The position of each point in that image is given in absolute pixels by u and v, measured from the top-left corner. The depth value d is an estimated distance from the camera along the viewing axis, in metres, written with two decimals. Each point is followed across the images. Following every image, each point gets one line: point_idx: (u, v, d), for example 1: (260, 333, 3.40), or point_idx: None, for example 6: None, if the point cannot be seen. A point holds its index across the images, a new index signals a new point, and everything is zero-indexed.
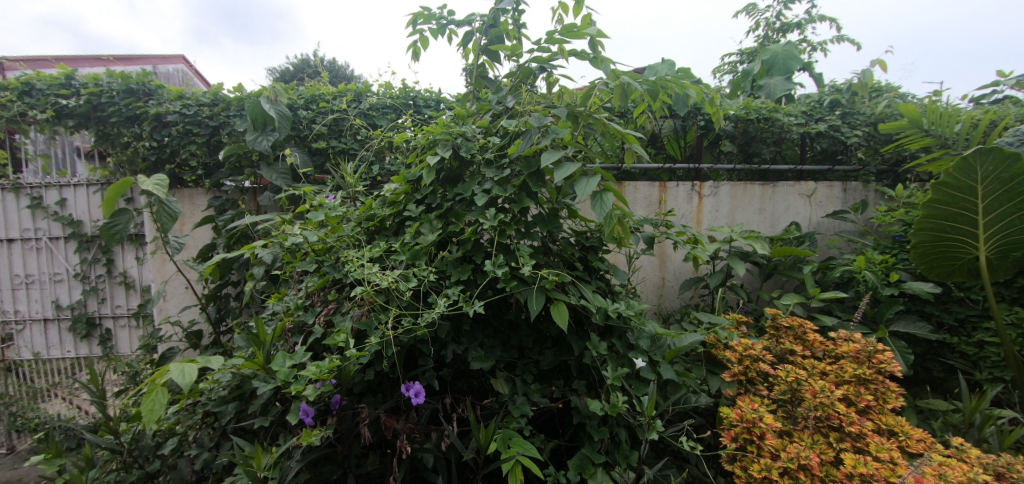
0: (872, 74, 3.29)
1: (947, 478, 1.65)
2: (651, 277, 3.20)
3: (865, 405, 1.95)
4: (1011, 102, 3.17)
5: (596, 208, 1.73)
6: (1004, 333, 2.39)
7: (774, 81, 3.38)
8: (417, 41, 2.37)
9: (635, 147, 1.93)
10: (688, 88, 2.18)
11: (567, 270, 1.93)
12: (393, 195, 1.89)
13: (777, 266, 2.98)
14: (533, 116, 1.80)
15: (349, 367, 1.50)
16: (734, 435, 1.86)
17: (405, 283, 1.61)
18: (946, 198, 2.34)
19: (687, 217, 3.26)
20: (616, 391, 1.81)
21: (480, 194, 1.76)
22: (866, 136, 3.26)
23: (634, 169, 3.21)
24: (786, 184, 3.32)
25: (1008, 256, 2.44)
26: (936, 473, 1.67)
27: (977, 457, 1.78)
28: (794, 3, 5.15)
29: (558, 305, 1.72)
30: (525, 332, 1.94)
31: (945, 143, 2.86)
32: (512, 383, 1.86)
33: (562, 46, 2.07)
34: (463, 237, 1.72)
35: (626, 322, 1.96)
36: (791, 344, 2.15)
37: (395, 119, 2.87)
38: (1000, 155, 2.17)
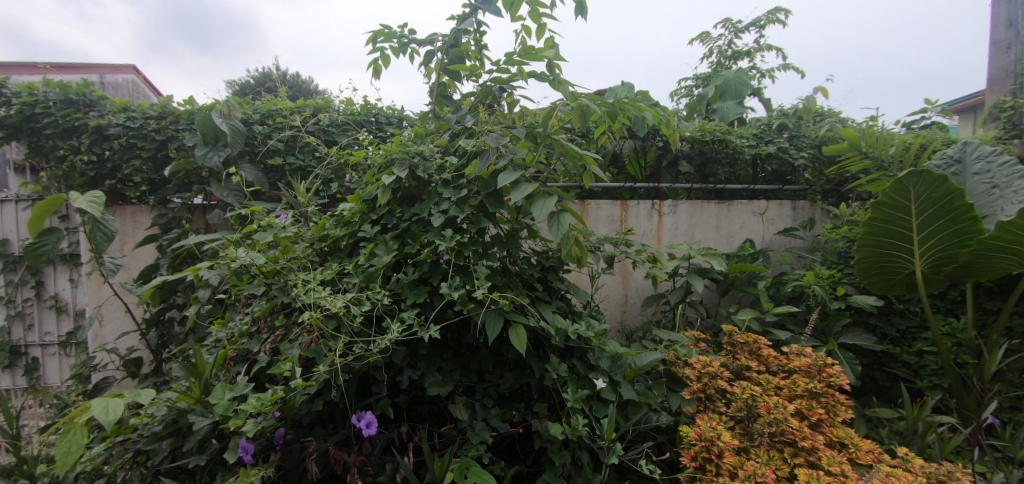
0: (816, 101, 3.47)
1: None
2: (614, 295, 3.22)
3: (817, 419, 1.99)
4: (937, 128, 3.40)
5: (553, 229, 1.70)
6: (941, 343, 2.51)
7: (726, 105, 3.52)
8: (377, 59, 2.33)
9: (593, 168, 1.94)
10: (644, 110, 2.22)
11: (526, 291, 1.91)
12: (347, 214, 1.83)
13: (733, 283, 3.06)
14: (490, 135, 1.78)
15: (294, 399, 1.41)
16: (694, 455, 1.85)
17: (357, 308, 1.53)
18: (884, 217, 2.46)
19: (647, 235, 3.31)
20: (576, 414, 1.78)
21: (436, 214, 1.72)
22: (811, 158, 3.43)
23: (596, 188, 3.23)
24: (740, 203, 3.43)
25: (942, 272, 2.57)
26: None
27: (922, 466, 1.82)
28: (743, 33, 5.43)
29: (516, 328, 1.68)
30: (485, 354, 1.90)
31: (882, 166, 3.03)
32: (471, 409, 1.81)
33: (521, 67, 2.08)
34: (419, 259, 1.67)
35: (587, 342, 1.95)
36: (747, 359, 2.19)
37: (354, 135, 2.82)
38: (930, 177, 2.28)
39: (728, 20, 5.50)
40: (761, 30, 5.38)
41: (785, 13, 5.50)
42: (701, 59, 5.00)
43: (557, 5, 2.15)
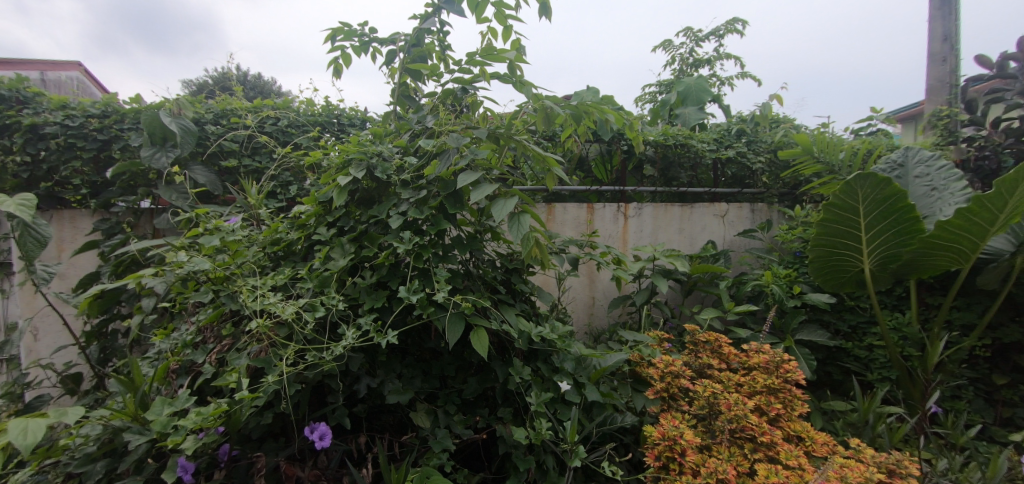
0: (772, 107, 3.58)
1: (847, 480, 1.72)
2: (581, 297, 3.22)
3: (775, 414, 2.03)
4: (882, 134, 3.56)
5: (513, 231, 1.67)
6: (888, 337, 2.61)
7: (688, 110, 3.59)
8: (338, 58, 2.26)
9: (555, 171, 1.92)
10: (607, 113, 2.23)
11: (489, 294, 1.88)
12: (301, 217, 1.75)
13: (696, 283, 3.11)
14: (450, 136, 1.74)
15: (240, 412, 1.33)
16: (657, 454, 1.85)
17: (309, 314, 1.46)
18: (835, 218, 2.54)
19: (613, 238, 3.32)
20: (540, 417, 1.76)
21: (395, 216, 1.66)
22: (768, 162, 3.54)
23: (562, 191, 3.23)
24: (702, 205, 3.49)
25: (888, 270, 2.67)
26: (838, 477, 1.75)
27: (872, 456, 1.88)
28: (704, 42, 5.58)
29: (478, 332, 1.64)
30: (447, 359, 1.86)
31: (834, 169, 3.15)
32: (433, 416, 1.76)
33: (484, 68, 2.05)
34: (377, 262, 1.60)
35: (552, 345, 1.94)
36: (709, 358, 2.22)
37: (315, 137, 2.73)
38: (877, 179, 2.37)
39: (689, 29, 5.64)
40: (721, 40, 5.55)
41: (742, 24, 5.69)
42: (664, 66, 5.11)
43: (521, 7, 2.13)
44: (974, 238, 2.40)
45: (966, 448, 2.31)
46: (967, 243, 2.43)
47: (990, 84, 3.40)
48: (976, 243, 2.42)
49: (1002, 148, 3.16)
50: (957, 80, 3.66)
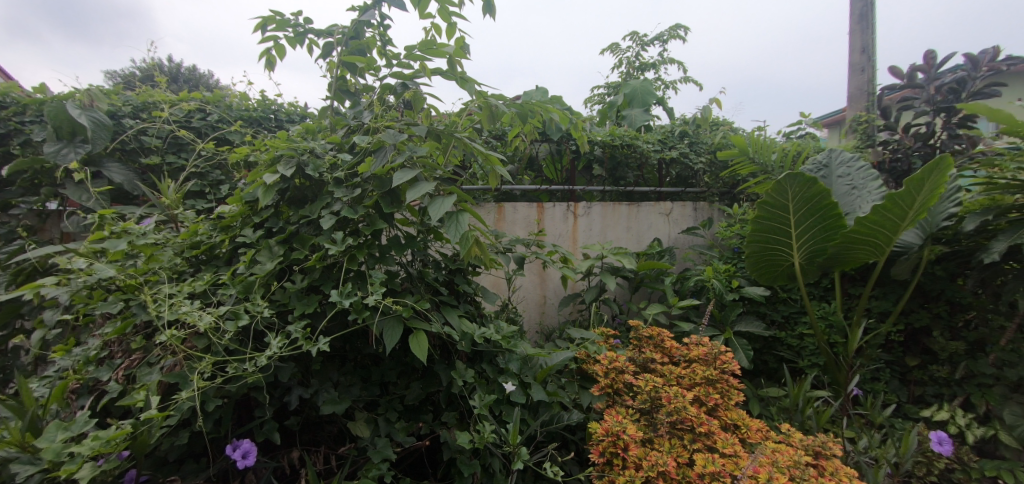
0: (711, 110, 3.72)
1: (778, 464, 1.78)
2: (532, 296, 3.20)
3: (713, 404, 2.09)
4: (810, 138, 3.78)
5: (450, 231, 1.61)
6: (817, 326, 2.76)
7: (634, 112, 3.66)
8: (270, 49, 2.13)
9: (498, 170, 1.89)
10: (552, 112, 2.22)
11: (430, 295, 1.82)
12: (225, 218, 1.62)
13: (642, 280, 3.18)
14: (387, 132, 1.66)
15: (149, 433, 1.22)
16: (602, 450, 1.86)
17: (230, 323, 1.36)
18: (768, 215, 2.66)
19: (563, 237, 3.32)
20: (484, 420, 1.72)
21: (326, 216, 1.57)
22: (708, 163, 3.69)
23: (513, 191, 3.20)
24: (648, 204, 3.58)
25: (815, 263, 2.82)
26: (770, 461, 1.82)
27: (800, 440, 1.96)
28: (649, 47, 5.73)
29: (418, 336, 1.58)
30: (388, 365, 1.79)
31: (767, 169, 3.30)
32: (373, 425, 1.68)
33: (424, 63, 1.99)
34: (307, 265, 1.51)
35: (496, 346, 1.91)
36: (652, 352, 2.26)
37: (250, 135, 2.57)
38: (804, 179, 2.48)
39: (635, 33, 5.77)
40: (664, 45, 5.72)
41: (684, 30, 5.88)
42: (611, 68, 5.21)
43: (465, 3, 2.08)
44: (889, 232, 2.56)
45: (884, 428, 2.47)
46: (884, 238, 2.59)
47: (902, 93, 3.65)
48: (891, 237, 2.57)
49: (911, 151, 3.42)
50: (873, 89, 3.92)
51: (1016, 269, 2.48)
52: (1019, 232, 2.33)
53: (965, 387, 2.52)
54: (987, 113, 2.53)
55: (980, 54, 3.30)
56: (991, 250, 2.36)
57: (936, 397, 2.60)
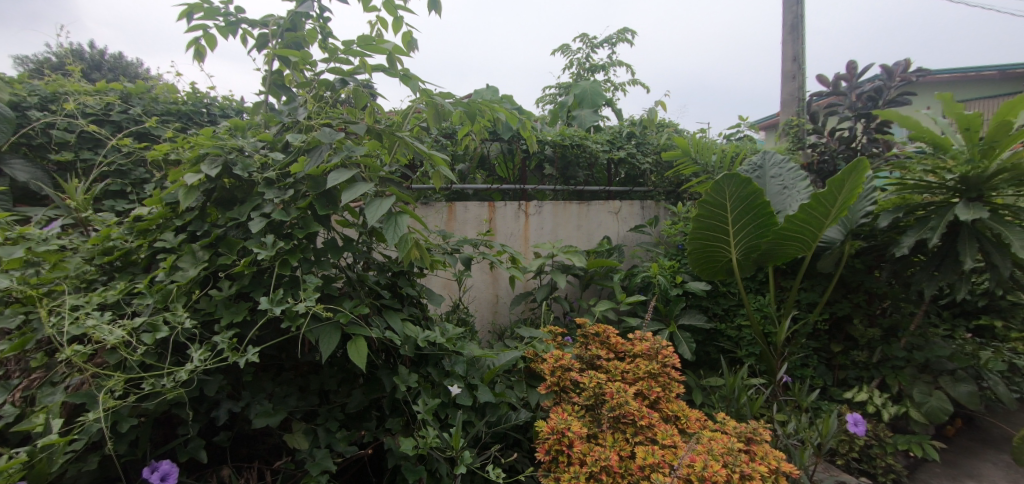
0: (656, 112, 3.83)
1: (713, 452, 1.85)
2: (484, 296, 3.17)
3: (655, 397, 2.14)
4: (748, 140, 3.96)
5: (388, 232, 1.55)
6: (753, 319, 2.89)
7: (584, 113, 3.72)
8: (199, 38, 1.99)
9: (442, 170, 1.85)
10: (499, 111, 2.20)
11: (372, 299, 1.76)
12: (144, 221, 1.50)
13: (592, 277, 3.22)
14: (322, 130, 1.60)
15: (49, 460, 1.11)
16: (547, 448, 1.86)
17: (146, 336, 1.26)
18: (707, 214, 2.76)
19: (514, 236, 3.31)
20: (428, 424, 1.69)
21: (256, 218, 1.48)
22: (654, 163, 3.84)
23: (465, 190, 3.16)
24: (598, 203, 3.64)
25: (751, 259, 2.96)
26: (706, 449, 1.88)
27: (733, 427, 2.03)
28: (599, 49, 5.83)
29: (356, 342, 1.52)
30: (329, 372, 1.72)
31: (708, 169, 3.43)
32: (312, 436, 1.61)
33: (364, 59, 1.92)
34: (235, 270, 1.42)
35: (441, 349, 1.88)
36: (597, 349, 2.29)
37: (181, 130, 2.39)
38: (739, 179, 2.59)
39: (585, 35, 5.85)
40: (613, 47, 5.83)
41: (632, 34, 6.02)
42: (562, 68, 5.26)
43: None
44: (815, 229, 2.71)
45: (809, 411, 2.63)
46: (810, 234, 2.74)
47: (829, 100, 3.95)
48: (816, 233, 2.73)
49: (836, 153, 3.66)
50: (803, 95, 4.16)
51: (922, 261, 2.70)
52: (925, 228, 2.53)
53: (882, 370, 2.72)
54: (898, 120, 2.73)
55: (894, 65, 3.60)
56: (902, 244, 2.56)
57: (857, 380, 2.78)
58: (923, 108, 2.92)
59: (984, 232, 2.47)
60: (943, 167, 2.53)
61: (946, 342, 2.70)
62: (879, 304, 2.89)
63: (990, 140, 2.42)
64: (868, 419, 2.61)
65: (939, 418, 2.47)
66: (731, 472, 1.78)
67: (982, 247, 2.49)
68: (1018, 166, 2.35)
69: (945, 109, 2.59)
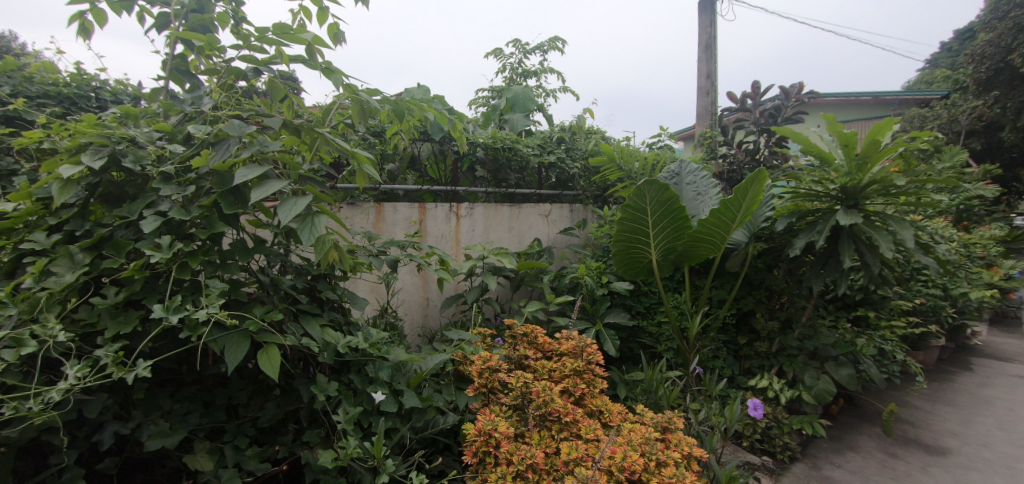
0: (585, 118, 3.93)
1: (632, 443, 1.90)
2: (414, 298, 3.07)
3: (580, 394, 2.17)
4: (668, 148, 4.17)
5: (303, 233, 1.44)
6: (673, 316, 3.03)
7: (516, 116, 3.73)
8: (85, 13, 1.76)
9: (366, 168, 1.76)
10: (428, 111, 2.15)
11: (287, 305, 1.64)
12: (7, 219, 1.30)
13: (523, 278, 3.23)
14: (229, 122, 1.46)
15: None
16: (474, 451, 1.83)
17: (5, 353, 1.09)
18: (629, 217, 2.85)
19: (445, 238, 3.24)
20: (349, 434, 1.61)
21: (149, 217, 1.33)
22: (582, 168, 3.93)
23: (394, 191, 3.05)
24: (529, 206, 3.66)
25: (669, 259, 3.10)
26: (626, 440, 1.92)
27: (650, 417, 2.09)
28: (531, 55, 5.89)
29: (267, 351, 1.41)
30: (238, 385, 1.58)
31: (631, 176, 3.57)
32: (217, 455, 1.48)
33: (280, 48, 1.79)
34: (123, 276, 1.27)
35: (364, 354, 1.79)
36: (525, 349, 2.30)
37: (63, 115, 2.12)
38: (659, 185, 2.70)
39: (517, 40, 5.89)
40: (545, 54, 5.91)
41: (562, 42, 6.14)
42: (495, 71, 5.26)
43: None
44: (723, 232, 2.88)
45: (718, 399, 2.78)
46: (719, 237, 2.90)
47: (738, 115, 4.24)
48: (724, 236, 2.90)
49: (743, 164, 3.96)
50: (715, 109, 4.43)
51: (811, 260, 2.95)
52: (813, 231, 2.77)
53: (780, 358, 2.95)
54: (792, 135, 2.96)
55: (791, 86, 3.94)
56: (794, 246, 2.78)
57: (760, 368, 3.00)
58: (812, 125, 3.20)
59: (859, 235, 2.74)
60: (828, 179, 2.78)
61: (831, 332, 3.00)
62: (778, 300, 3.15)
63: (864, 156, 2.66)
64: (768, 403, 2.83)
65: (825, 399, 2.73)
66: (648, 460, 1.84)
67: (857, 249, 2.75)
68: (885, 179, 2.64)
69: (829, 126, 2.83)
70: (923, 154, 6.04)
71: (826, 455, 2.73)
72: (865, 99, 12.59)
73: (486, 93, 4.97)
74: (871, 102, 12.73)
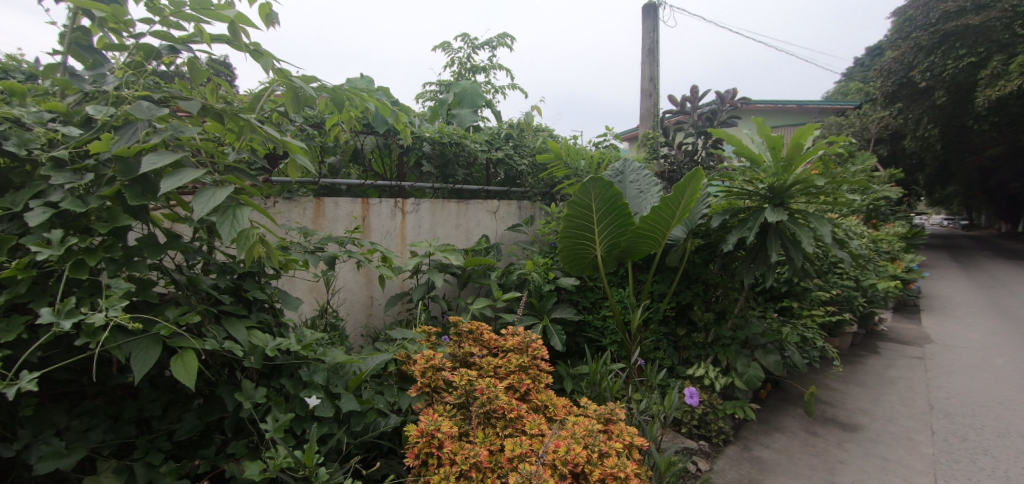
0: (533, 116, 3.92)
1: (575, 435, 1.88)
2: (357, 297, 2.94)
3: (525, 390, 2.13)
4: (614, 147, 4.24)
5: (223, 228, 1.32)
6: (619, 311, 3.07)
7: (464, 112, 3.66)
8: None
9: (297, 158, 1.64)
10: (368, 101, 2.04)
11: (207, 307, 1.50)
12: None
13: (470, 275, 3.16)
14: (136, 104, 1.31)
15: None
16: (417, 453, 1.75)
17: None
18: (575, 213, 2.85)
19: (389, 235, 3.11)
20: (278, 444, 1.49)
21: (37, 208, 1.17)
22: (530, 166, 3.91)
23: (334, 185, 2.89)
24: (476, 202, 3.60)
25: (613, 255, 3.13)
26: (570, 434, 1.91)
27: (593, 409, 2.09)
28: (479, 50, 5.81)
29: (182, 357, 1.28)
30: (151, 396, 1.43)
31: (577, 173, 3.60)
32: (126, 474, 1.33)
33: (201, 26, 1.63)
34: (5, 276, 1.11)
35: (297, 357, 1.68)
36: (470, 347, 2.24)
37: None
38: (603, 182, 2.71)
39: (466, 35, 5.80)
40: (493, 50, 5.84)
41: (511, 39, 6.11)
42: (443, 65, 5.15)
43: None
44: (664, 228, 2.94)
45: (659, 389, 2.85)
46: (660, 233, 2.96)
47: (680, 117, 4.37)
48: (664, 232, 2.95)
49: (682, 164, 4.10)
50: (658, 111, 4.53)
51: (744, 255, 3.08)
52: (744, 227, 2.88)
53: (715, 348, 3.06)
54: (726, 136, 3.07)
55: (727, 92, 4.12)
56: (728, 242, 2.88)
57: (697, 357, 3.09)
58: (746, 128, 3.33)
59: (784, 232, 2.87)
60: (758, 179, 2.91)
61: (760, 321, 3.14)
62: (713, 292, 3.27)
63: (789, 159, 2.79)
64: (705, 390, 2.93)
65: (755, 385, 2.85)
66: (591, 452, 1.83)
67: (782, 244, 2.89)
68: (807, 180, 2.78)
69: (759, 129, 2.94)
70: (839, 159, 6.51)
71: (756, 437, 2.86)
72: (792, 105, 13.44)
73: (434, 87, 4.85)
74: (798, 108, 13.59)
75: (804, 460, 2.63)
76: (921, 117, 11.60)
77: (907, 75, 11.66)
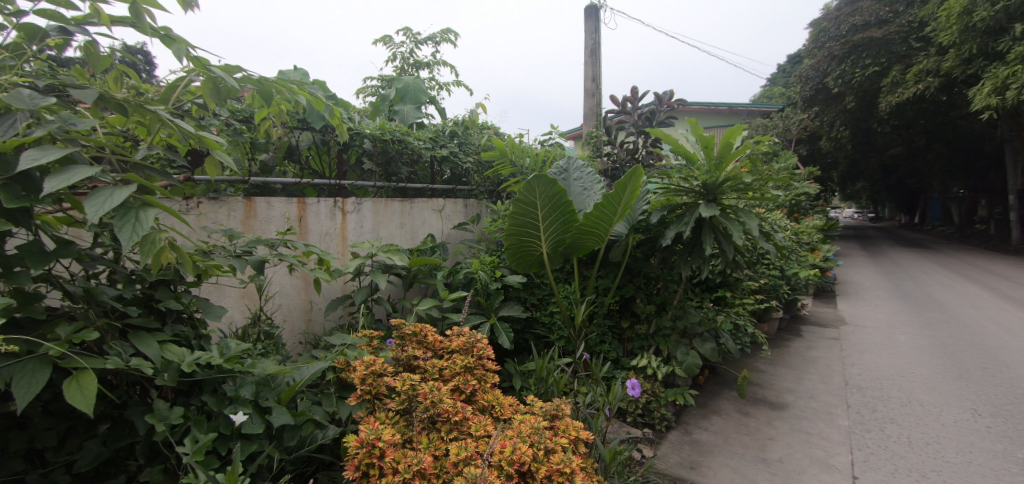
0: (477, 112, 3.86)
1: (522, 434, 1.84)
2: (295, 302, 2.77)
3: (471, 391, 2.08)
4: (558, 145, 4.25)
5: (123, 233, 1.17)
6: (566, 307, 3.07)
7: (406, 108, 3.55)
8: None
9: (216, 154, 1.49)
10: (297, 94, 1.89)
11: (110, 320, 1.35)
12: None
13: (416, 275, 3.05)
14: (14, 91, 1.15)
15: None
16: (356, 464, 1.65)
17: None
18: (520, 211, 2.82)
19: (329, 236, 2.93)
20: (197, 467, 1.37)
21: None
22: (475, 163, 3.85)
23: (266, 184, 2.71)
24: (421, 200, 3.49)
25: (558, 251, 3.13)
26: (515, 433, 1.87)
27: (540, 407, 2.07)
28: (423, 46, 5.68)
29: (77, 380, 1.12)
30: (44, 424, 1.27)
31: (523, 171, 3.57)
32: None
33: (99, 6, 1.45)
34: None
35: (221, 371, 1.54)
36: (414, 350, 2.15)
37: None
38: (547, 179, 2.70)
39: (408, 30, 5.65)
40: (437, 46, 5.73)
41: (455, 36, 6.02)
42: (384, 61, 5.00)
43: None
44: (607, 224, 2.96)
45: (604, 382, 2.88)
46: (603, 229, 2.98)
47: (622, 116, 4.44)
48: (607, 228, 2.98)
49: (624, 161, 4.18)
50: (601, 111, 4.60)
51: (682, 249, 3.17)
52: (682, 223, 2.97)
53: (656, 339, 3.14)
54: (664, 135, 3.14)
55: (665, 92, 4.23)
56: (666, 237, 2.95)
57: (640, 349, 3.16)
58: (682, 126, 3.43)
59: (717, 226, 2.98)
60: (692, 175, 3.00)
61: (697, 311, 3.25)
62: (654, 286, 3.35)
63: (720, 157, 2.88)
64: (648, 380, 2.99)
65: (694, 372, 2.95)
66: (537, 450, 1.80)
67: (716, 238, 2.99)
68: (737, 176, 2.90)
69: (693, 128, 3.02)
70: (767, 157, 6.91)
71: (695, 421, 2.95)
72: (723, 107, 14.13)
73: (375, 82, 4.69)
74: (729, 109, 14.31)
75: (739, 440, 2.74)
76: (835, 119, 12.54)
77: (823, 81, 12.58)
